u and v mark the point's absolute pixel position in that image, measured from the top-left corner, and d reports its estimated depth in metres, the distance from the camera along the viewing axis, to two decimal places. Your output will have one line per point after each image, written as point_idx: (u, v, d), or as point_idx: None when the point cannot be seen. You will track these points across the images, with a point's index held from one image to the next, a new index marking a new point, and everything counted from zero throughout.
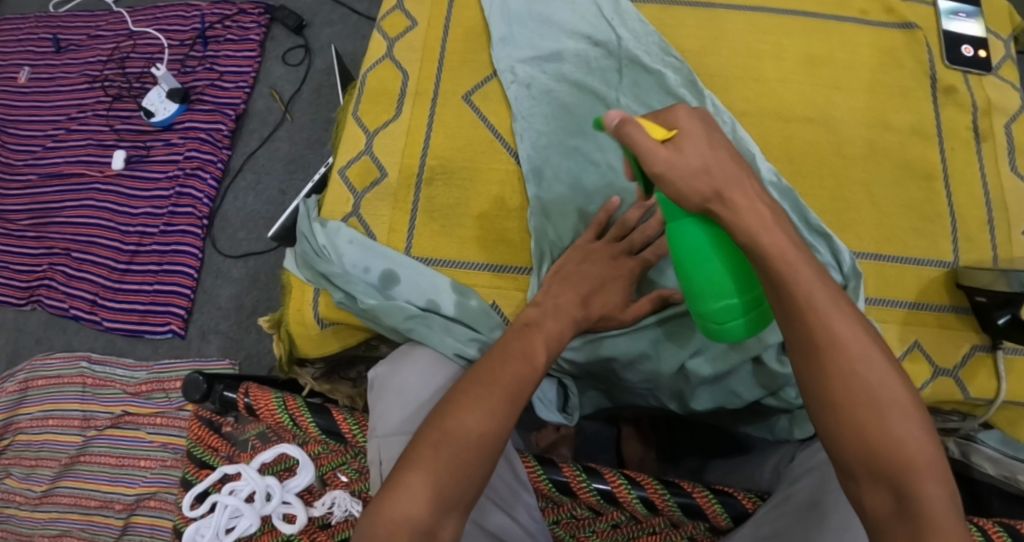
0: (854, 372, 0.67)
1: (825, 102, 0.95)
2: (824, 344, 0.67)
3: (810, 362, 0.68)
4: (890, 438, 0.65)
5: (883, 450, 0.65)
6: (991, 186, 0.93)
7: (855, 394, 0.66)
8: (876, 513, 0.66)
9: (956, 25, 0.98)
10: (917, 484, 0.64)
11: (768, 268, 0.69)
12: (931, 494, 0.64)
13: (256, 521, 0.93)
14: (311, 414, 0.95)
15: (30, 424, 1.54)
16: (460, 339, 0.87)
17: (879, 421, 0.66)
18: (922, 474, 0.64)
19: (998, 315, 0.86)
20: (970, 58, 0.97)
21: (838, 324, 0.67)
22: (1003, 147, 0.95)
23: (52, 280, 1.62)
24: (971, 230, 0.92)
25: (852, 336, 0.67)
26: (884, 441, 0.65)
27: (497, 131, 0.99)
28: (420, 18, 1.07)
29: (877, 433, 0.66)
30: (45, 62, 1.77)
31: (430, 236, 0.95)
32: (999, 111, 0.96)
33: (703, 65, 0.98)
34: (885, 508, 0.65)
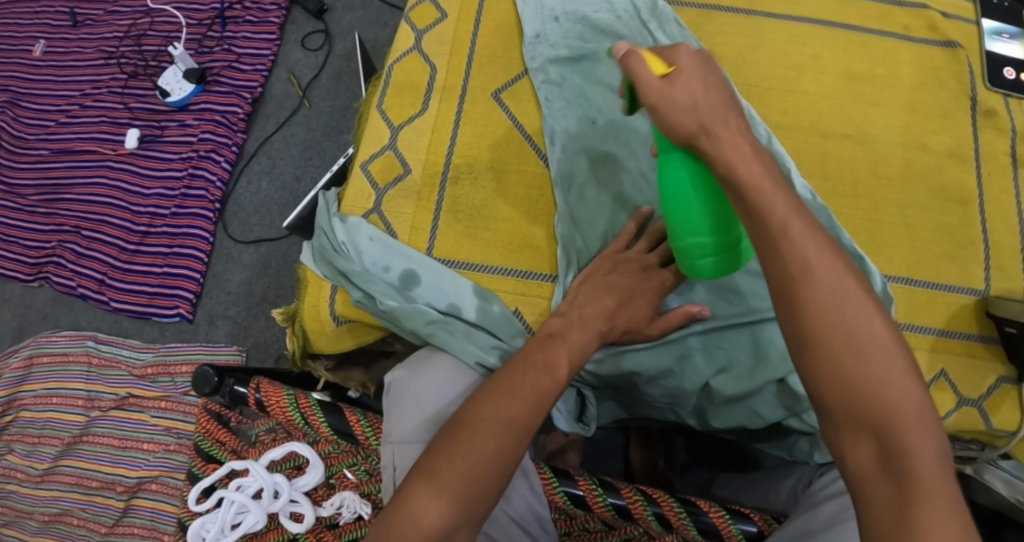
0: (829, 307, 0.63)
1: (863, 118, 0.93)
2: (799, 274, 0.64)
3: (786, 298, 0.65)
4: (869, 380, 0.62)
5: (864, 395, 0.62)
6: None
7: (832, 330, 0.63)
8: (859, 467, 0.62)
9: (999, 46, 0.97)
10: (902, 434, 0.61)
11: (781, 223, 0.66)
12: (917, 446, 0.60)
13: (262, 518, 0.92)
14: (324, 414, 0.93)
15: (34, 401, 1.53)
16: (482, 347, 0.86)
17: (858, 361, 0.62)
18: (907, 422, 0.61)
19: None
20: (1012, 82, 0.95)
21: (810, 252, 0.64)
22: None
23: (61, 258, 1.61)
24: (1005, 258, 0.90)
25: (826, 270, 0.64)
26: (866, 386, 0.62)
27: (526, 131, 0.97)
28: (450, 10, 1.04)
29: (857, 376, 0.62)
30: (61, 36, 1.74)
31: (453, 237, 0.93)
32: None
33: (740, 74, 0.95)
34: (868, 462, 0.62)
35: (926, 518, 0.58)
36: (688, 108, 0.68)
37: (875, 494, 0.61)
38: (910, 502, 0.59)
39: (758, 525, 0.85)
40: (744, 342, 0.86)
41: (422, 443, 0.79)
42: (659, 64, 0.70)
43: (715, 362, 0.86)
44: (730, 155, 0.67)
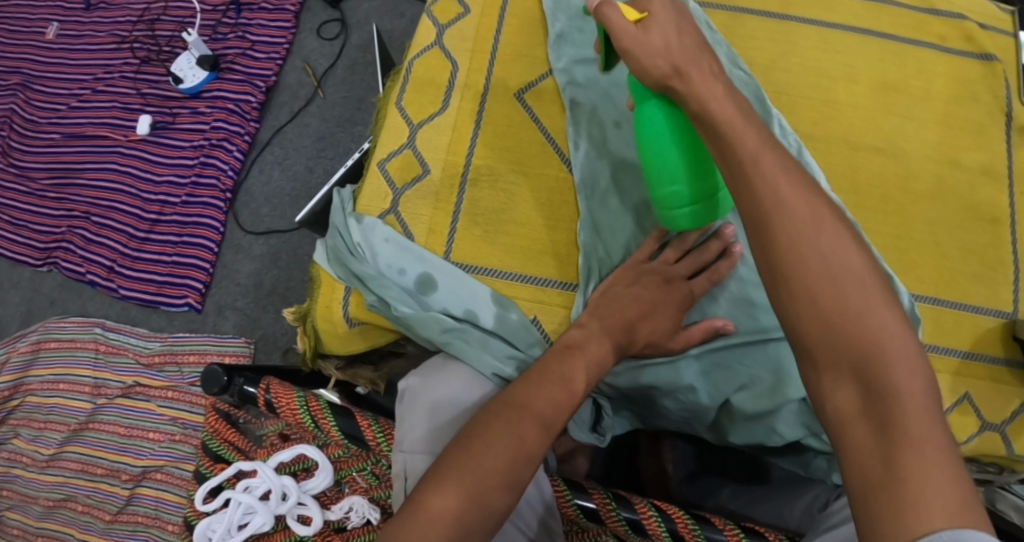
0: (804, 237, 0.62)
1: (896, 131, 0.91)
2: (770, 205, 0.64)
3: (760, 232, 0.64)
4: (849, 315, 0.60)
5: (846, 333, 0.60)
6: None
7: (808, 263, 0.62)
8: (840, 409, 0.60)
9: None
10: (887, 372, 0.59)
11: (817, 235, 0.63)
12: (903, 385, 0.58)
13: (270, 519, 0.90)
14: (336, 419, 0.91)
15: (40, 387, 1.52)
16: (498, 357, 0.84)
17: (838, 295, 0.61)
18: (889, 361, 0.59)
19: None
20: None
21: (782, 182, 0.64)
22: None
23: (70, 244, 1.59)
24: None
25: (801, 201, 0.63)
26: (845, 322, 0.60)
27: (549, 134, 0.94)
28: (473, 6, 1.02)
29: (839, 312, 0.61)
30: (74, 19, 1.72)
31: (471, 241, 0.91)
32: None
33: (771, 81, 0.93)
34: (849, 404, 0.60)
35: (911, 465, 0.56)
36: (663, 52, 0.70)
37: (858, 441, 0.59)
38: (895, 447, 0.57)
39: None
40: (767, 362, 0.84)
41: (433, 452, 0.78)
42: (631, 11, 0.72)
43: (733, 375, 0.84)
44: (703, 92, 0.69)
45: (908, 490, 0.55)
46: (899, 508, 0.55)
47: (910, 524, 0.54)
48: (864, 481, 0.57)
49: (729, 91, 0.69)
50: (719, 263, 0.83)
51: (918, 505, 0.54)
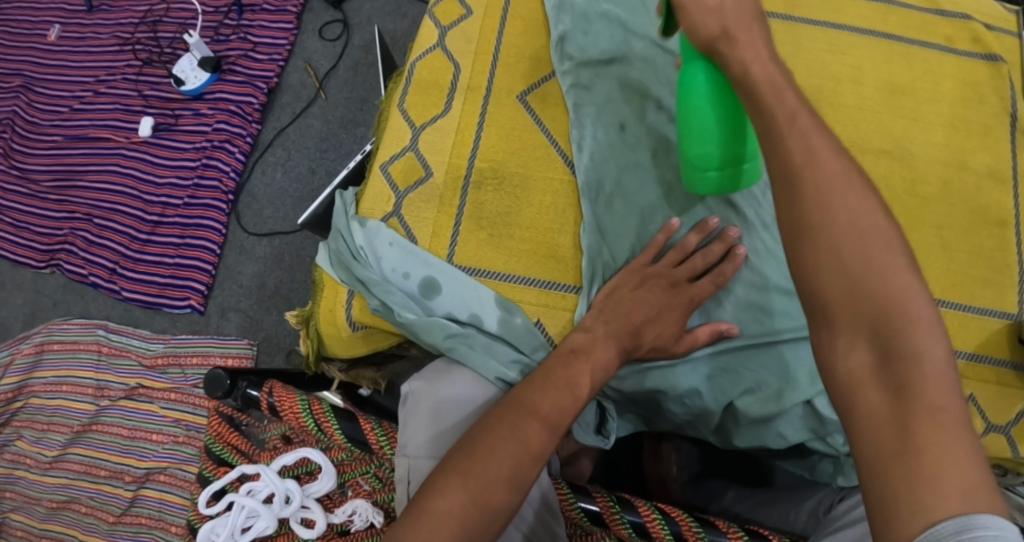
0: (831, 193, 0.63)
1: (903, 134, 0.91)
2: (802, 165, 0.65)
3: (786, 194, 0.65)
4: (873, 276, 0.61)
5: (866, 293, 0.60)
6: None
7: (834, 221, 0.62)
8: (855, 371, 0.60)
9: None
10: (904, 336, 0.59)
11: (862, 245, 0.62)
12: (922, 350, 0.58)
13: (273, 523, 0.91)
14: (338, 421, 0.92)
15: (43, 388, 1.53)
16: (503, 362, 0.84)
17: (862, 255, 0.61)
18: (908, 324, 0.59)
19: None
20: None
21: (817, 144, 0.66)
22: None
23: (72, 246, 1.60)
24: None
25: (827, 165, 0.64)
26: (867, 282, 0.61)
27: (553, 138, 0.94)
28: (476, 7, 1.02)
29: (862, 271, 0.61)
30: (76, 21, 1.72)
31: (475, 245, 0.90)
32: None
33: None
34: (865, 367, 0.60)
35: (928, 436, 0.55)
36: (715, 11, 0.70)
37: (871, 405, 0.58)
38: (909, 414, 0.56)
39: None
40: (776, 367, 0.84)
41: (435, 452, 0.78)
42: None
43: (738, 377, 0.84)
44: (747, 55, 0.70)
45: (925, 462, 0.54)
46: (912, 477, 0.54)
47: (926, 499, 0.53)
48: (879, 452, 0.56)
49: (773, 54, 0.71)
50: (722, 266, 0.83)
51: (934, 479, 0.53)
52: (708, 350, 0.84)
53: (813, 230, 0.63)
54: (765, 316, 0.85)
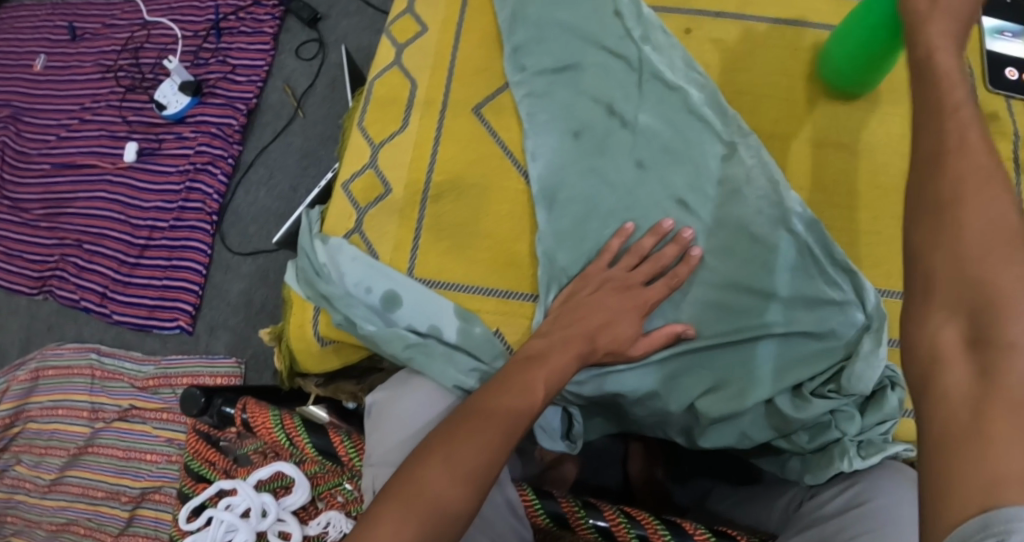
0: (971, 174, 0.57)
1: (861, 126, 0.93)
2: (951, 145, 0.59)
3: (926, 166, 0.60)
4: (994, 257, 0.55)
5: (979, 273, 0.55)
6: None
7: (971, 195, 0.57)
8: (942, 349, 0.56)
9: (1001, 45, 0.90)
10: (1003, 322, 0.54)
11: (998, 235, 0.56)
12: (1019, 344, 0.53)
13: (251, 536, 0.93)
14: (308, 434, 0.92)
15: (40, 413, 1.55)
16: (461, 370, 0.85)
17: (988, 237, 0.56)
18: (1008, 311, 0.54)
19: None
20: (1014, 83, 0.90)
21: (973, 132, 0.59)
22: None
23: (63, 271, 1.63)
24: None
25: (978, 145, 0.58)
26: (981, 263, 0.55)
27: (508, 149, 0.97)
28: (431, 23, 1.05)
29: (980, 253, 0.55)
30: (61, 50, 1.75)
31: (434, 257, 0.93)
32: None
33: (736, 81, 0.97)
34: (953, 347, 0.55)
35: (1004, 422, 0.51)
36: None
37: (951, 382, 0.55)
38: (990, 396, 0.52)
39: None
40: (736, 366, 0.85)
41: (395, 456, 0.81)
42: None
43: (702, 377, 0.85)
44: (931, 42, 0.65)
45: (986, 443, 0.51)
46: (976, 456, 0.51)
47: (980, 474, 0.50)
48: (942, 433, 0.53)
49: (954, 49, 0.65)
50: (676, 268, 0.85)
51: (993, 459, 0.50)
52: (670, 352, 0.85)
53: (948, 205, 0.57)
54: (724, 315, 0.85)
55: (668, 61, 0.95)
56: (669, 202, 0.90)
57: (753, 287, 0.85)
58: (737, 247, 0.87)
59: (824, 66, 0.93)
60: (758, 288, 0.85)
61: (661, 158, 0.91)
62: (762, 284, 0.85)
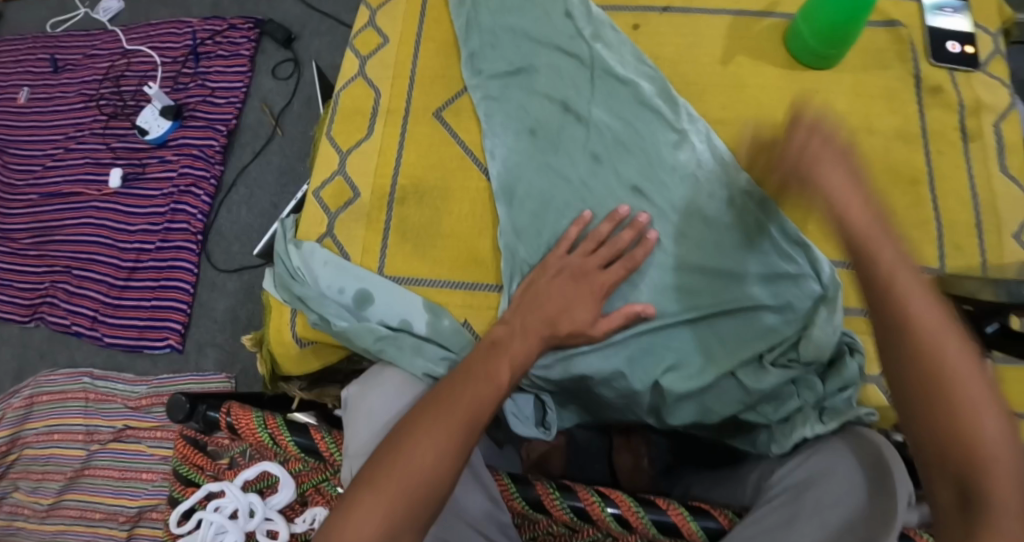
0: (917, 323, 0.70)
1: (809, 109, 0.96)
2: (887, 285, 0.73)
3: (881, 307, 0.73)
4: (953, 392, 0.67)
5: (950, 413, 0.67)
6: (979, 187, 0.91)
7: (923, 339, 0.69)
8: (943, 509, 0.66)
9: (941, 21, 0.98)
10: (981, 456, 0.65)
11: (942, 370, 0.68)
12: (992, 441, 0.65)
13: (240, 536, 0.95)
14: (291, 433, 0.95)
15: (36, 439, 1.57)
16: (430, 359, 0.88)
17: (949, 381, 0.68)
18: (980, 446, 0.65)
19: (986, 325, 0.77)
20: (955, 55, 0.96)
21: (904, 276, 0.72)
22: (993, 147, 0.93)
23: (54, 298, 1.66)
24: (960, 236, 0.89)
25: (921, 304, 0.71)
26: (949, 399, 0.67)
27: (469, 148, 1.01)
28: (392, 36, 1.11)
29: (949, 389, 0.68)
30: (43, 82, 1.79)
31: (403, 258, 0.96)
32: (987, 109, 0.94)
33: (679, 74, 1.01)
34: (949, 502, 0.66)
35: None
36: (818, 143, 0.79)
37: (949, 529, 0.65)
38: (974, 518, 0.63)
39: (719, 521, 0.83)
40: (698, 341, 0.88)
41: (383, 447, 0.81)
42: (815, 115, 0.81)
43: (665, 356, 0.88)
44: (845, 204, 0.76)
45: None
46: None
47: None
48: None
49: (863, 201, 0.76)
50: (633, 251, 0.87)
51: None
52: (631, 334, 0.88)
53: (917, 358, 0.69)
54: (683, 295, 0.89)
55: (620, 59, 0.99)
56: (624, 190, 0.93)
57: (708, 267, 0.89)
58: (690, 229, 0.90)
59: (793, 41, 0.98)
60: (713, 268, 0.89)
61: (614, 150, 0.95)
62: (718, 264, 0.89)
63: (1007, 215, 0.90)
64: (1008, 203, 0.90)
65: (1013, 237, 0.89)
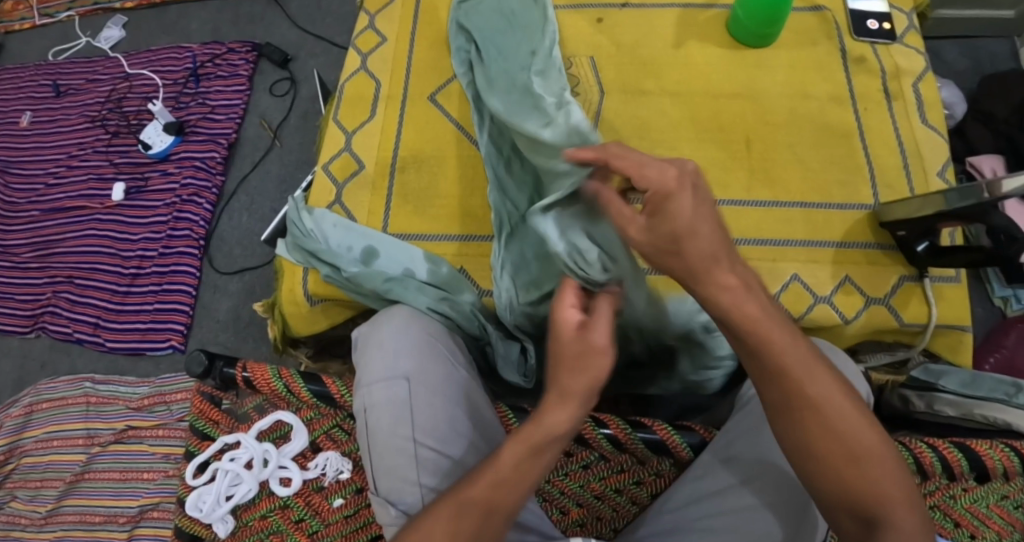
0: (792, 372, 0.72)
1: (749, 78, 1.13)
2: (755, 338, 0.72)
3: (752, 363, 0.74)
4: (834, 419, 0.72)
5: (839, 439, 0.72)
6: (905, 137, 1.10)
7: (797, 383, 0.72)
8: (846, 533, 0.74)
9: (862, 4, 1.17)
10: (870, 469, 0.72)
11: (812, 400, 0.73)
12: (855, 435, 0.72)
13: (254, 485, 1.02)
14: (305, 381, 1.03)
15: (35, 446, 1.56)
16: (433, 298, 0.98)
17: (824, 407, 0.72)
18: (866, 454, 0.72)
19: (918, 244, 0.99)
20: (875, 31, 1.15)
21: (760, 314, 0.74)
22: (913, 104, 1.12)
23: (56, 307, 1.69)
24: (890, 177, 1.07)
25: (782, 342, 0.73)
26: (834, 427, 0.72)
27: (458, 123, 1.12)
28: (389, 35, 1.22)
29: (830, 422, 0.72)
30: (46, 106, 1.89)
31: (405, 216, 1.08)
32: (906, 73, 1.13)
33: (639, 55, 1.16)
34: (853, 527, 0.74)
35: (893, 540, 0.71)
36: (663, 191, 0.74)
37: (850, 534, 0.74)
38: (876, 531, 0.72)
39: (701, 435, 0.94)
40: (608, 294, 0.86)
41: (409, 371, 0.89)
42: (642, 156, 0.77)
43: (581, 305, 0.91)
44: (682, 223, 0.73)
45: None
46: None
47: None
48: None
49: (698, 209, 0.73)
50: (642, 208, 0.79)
51: None
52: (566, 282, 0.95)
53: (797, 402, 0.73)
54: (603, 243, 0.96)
55: (559, 71, 1.05)
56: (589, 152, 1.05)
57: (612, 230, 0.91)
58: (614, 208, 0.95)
59: (734, 27, 1.15)
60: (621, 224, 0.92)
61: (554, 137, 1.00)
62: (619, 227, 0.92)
63: (929, 158, 1.08)
64: (930, 150, 1.09)
65: (935, 176, 1.08)
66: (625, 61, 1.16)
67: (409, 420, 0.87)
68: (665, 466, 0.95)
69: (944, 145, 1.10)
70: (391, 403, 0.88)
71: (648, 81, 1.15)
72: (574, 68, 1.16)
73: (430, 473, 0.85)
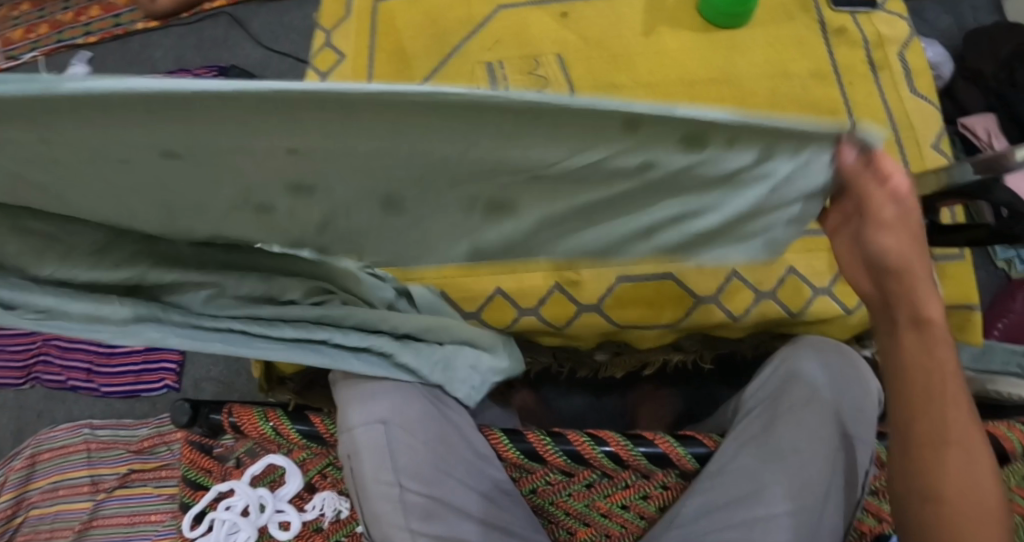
0: (935, 368, 0.69)
1: (726, 64, 1.09)
2: (926, 320, 0.68)
3: (910, 343, 0.69)
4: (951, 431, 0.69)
5: (947, 455, 0.68)
6: (894, 110, 1.06)
7: (938, 374, 0.68)
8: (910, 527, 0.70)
9: None
10: (962, 490, 0.68)
11: (934, 401, 0.69)
12: (966, 462, 0.68)
13: (253, 532, 0.99)
14: (292, 423, 0.96)
15: (41, 497, 1.51)
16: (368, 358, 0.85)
17: (945, 417, 0.69)
18: (967, 482, 0.68)
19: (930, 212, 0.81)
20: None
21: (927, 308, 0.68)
22: (901, 73, 1.08)
23: (46, 355, 1.65)
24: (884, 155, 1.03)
25: (940, 345, 0.69)
26: (947, 441, 0.69)
27: None
28: (347, 52, 1.18)
29: (946, 434, 0.68)
30: None
31: None
32: (891, 42, 1.09)
33: (609, 47, 1.12)
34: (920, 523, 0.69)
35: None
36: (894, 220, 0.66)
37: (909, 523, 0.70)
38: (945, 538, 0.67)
39: (706, 445, 0.90)
40: None
41: (386, 414, 0.84)
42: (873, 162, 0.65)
43: None
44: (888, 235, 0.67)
45: None
46: None
47: None
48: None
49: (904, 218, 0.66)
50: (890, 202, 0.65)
51: None
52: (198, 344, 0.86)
53: (928, 391, 0.69)
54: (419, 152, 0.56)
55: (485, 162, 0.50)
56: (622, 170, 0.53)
57: None
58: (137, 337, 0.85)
59: (704, 7, 1.11)
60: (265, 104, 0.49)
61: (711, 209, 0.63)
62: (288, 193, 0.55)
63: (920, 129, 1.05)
64: (921, 120, 1.05)
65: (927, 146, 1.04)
66: (594, 55, 1.12)
67: (389, 461, 0.84)
68: (670, 477, 0.92)
69: (936, 114, 1.06)
70: (370, 443, 0.84)
71: (620, 75, 1.10)
72: (541, 68, 1.13)
73: (419, 517, 0.83)
